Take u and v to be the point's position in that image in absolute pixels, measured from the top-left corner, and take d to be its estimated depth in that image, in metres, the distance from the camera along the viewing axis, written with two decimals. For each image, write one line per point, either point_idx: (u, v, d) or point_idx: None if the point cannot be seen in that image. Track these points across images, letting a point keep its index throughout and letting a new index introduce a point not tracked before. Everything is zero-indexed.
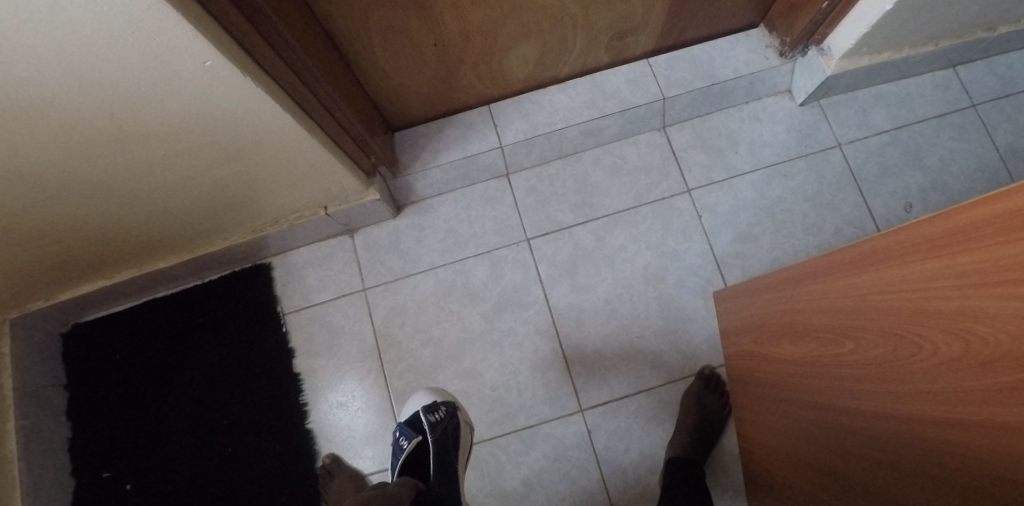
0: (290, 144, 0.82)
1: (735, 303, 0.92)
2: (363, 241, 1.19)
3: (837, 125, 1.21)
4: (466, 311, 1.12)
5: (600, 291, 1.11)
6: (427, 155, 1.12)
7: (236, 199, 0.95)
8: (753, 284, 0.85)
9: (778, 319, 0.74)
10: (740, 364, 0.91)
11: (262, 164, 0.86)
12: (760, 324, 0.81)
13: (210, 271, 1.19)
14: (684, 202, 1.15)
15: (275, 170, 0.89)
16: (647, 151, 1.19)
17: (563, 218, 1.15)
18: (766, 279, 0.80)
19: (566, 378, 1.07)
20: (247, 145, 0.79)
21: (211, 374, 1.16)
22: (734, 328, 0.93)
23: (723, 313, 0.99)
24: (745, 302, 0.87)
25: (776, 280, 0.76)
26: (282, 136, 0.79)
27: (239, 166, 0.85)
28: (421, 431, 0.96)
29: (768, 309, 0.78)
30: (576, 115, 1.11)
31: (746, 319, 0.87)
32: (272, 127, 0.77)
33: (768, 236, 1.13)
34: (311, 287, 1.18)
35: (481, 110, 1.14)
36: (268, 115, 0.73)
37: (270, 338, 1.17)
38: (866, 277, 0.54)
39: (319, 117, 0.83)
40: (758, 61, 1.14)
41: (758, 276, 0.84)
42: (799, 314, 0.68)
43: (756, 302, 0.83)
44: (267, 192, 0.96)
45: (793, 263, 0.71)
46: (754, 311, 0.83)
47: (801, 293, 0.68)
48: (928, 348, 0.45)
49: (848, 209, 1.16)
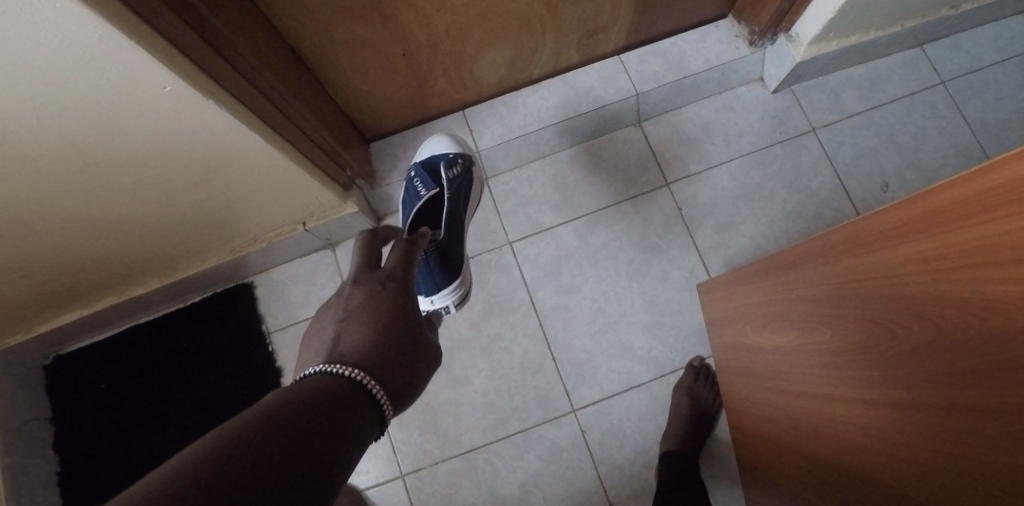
0: (262, 163, 0.81)
1: (717, 294, 0.92)
2: (345, 254, 1.17)
3: (810, 110, 1.22)
4: (452, 319, 1.11)
5: (585, 290, 1.11)
6: (404, 164, 1.11)
7: (212, 221, 0.94)
8: (734, 275, 0.85)
9: (759, 310, 0.75)
10: (726, 355, 0.91)
11: (235, 185, 0.85)
12: (742, 316, 0.81)
13: (192, 293, 1.18)
14: (663, 196, 1.15)
15: (249, 189, 0.87)
16: (624, 148, 1.19)
17: (544, 219, 1.15)
18: (747, 271, 0.80)
19: (557, 379, 1.07)
20: (217, 166, 0.78)
21: (199, 399, 1.14)
22: (718, 319, 0.93)
23: (706, 304, 0.99)
24: (727, 293, 0.87)
25: (757, 270, 0.76)
26: (253, 155, 0.78)
27: (211, 189, 0.83)
28: (440, 182, 0.96)
29: (748, 300, 0.78)
30: (551, 116, 1.11)
31: (728, 310, 0.87)
32: (240, 147, 0.75)
33: (749, 224, 1.14)
34: (296, 304, 1.17)
35: (456, 115, 1.13)
36: (236, 135, 0.72)
37: (256, 358, 1.15)
38: (843, 267, 0.54)
39: (289, 133, 0.82)
40: (728, 51, 1.15)
41: (739, 268, 0.84)
42: (779, 305, 0.68)
43: (737, 293, 0.83)
44: (243, 211, 0.95)
45: (772, 255, 0.72)
46: (736, 303, 0.84)
47: (779, 284, 0.68)
48: (902, 333, 0.45)
49: (826, 193, 1.17)
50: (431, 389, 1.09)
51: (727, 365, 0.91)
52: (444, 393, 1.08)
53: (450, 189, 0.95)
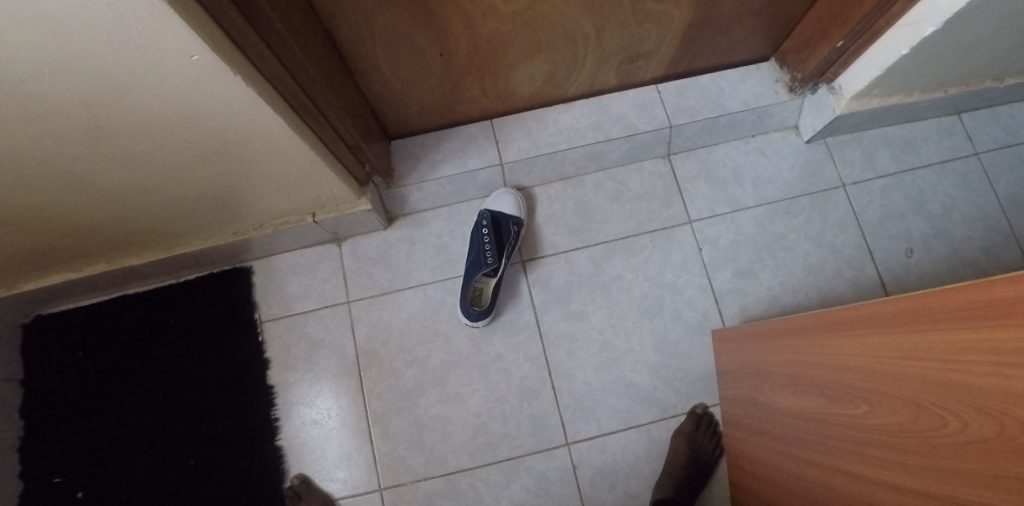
0: (281, 147, 0.78)
1: (736, 345, 0.88)
2: (350, 251, 1.13)
3: (842, 166, 1.19)
4: (453, 333, 1.07)
5: (593, 320, 1.07)
6: (424, 166, 1.07)
7: (220, 199, 0.90)
8: (757, 328, 0.82)
9: (784, 369, 0.71)
10: (738, 408, 0.86)
11: (251, 166, 0.81)
12: (764, 371, 0.77)
13: (187, 270, 1.13)
14: (684, 233, 1.12)
15: (264, 172, 0.84)
16: (650, 179, 1.16)
17: (560, 242, 1.11)
18: (772, 326, 0.77)
19: (553, 409, 1.02)
20: (234, 144, 0.74)
21: (178, 380, 1.10)
22: (734, 370, 0.89)
23: (721, 353, 0.95)
24: (749, 345, 0.83)
25: (785, 327, 0.73)
26: (273, 137, 0.75)
27: (225, 166, 0.79)
28: (501, 234, 1.07)
29: (771, 357, 0.75)
30: (581, 137, 1.08)
31: (748, 364, 0.83)
32: (261, 128, 0.72)
33: (769, 273, 1.11)
34: (292, 296, 1.12)
35: (483, 124, 1.10)
36: (257, 115, 0.68)
37: (244, 346, 1.10)
38: (892, 340, 0.50)
39: (312, 120, 0.79)
40: (767, 95, 1.13)
41: (764, 320, 0.80)
42: (810, 368, 0.64)
43: (760, 347, 0.79)
44: (254, 194, 0.91)
45: (806, 313, 0.68)
46: (757, 357, 0.80)
47: (813, 346, 0.64)
48: (956, 424, 0.41)
49: (849, 251, 1.14)
50: (422, 402, 1.04)
51: (738, 419, 0.86)
52: (434, 408, 1.04)
53: (508, 248, 1.06)
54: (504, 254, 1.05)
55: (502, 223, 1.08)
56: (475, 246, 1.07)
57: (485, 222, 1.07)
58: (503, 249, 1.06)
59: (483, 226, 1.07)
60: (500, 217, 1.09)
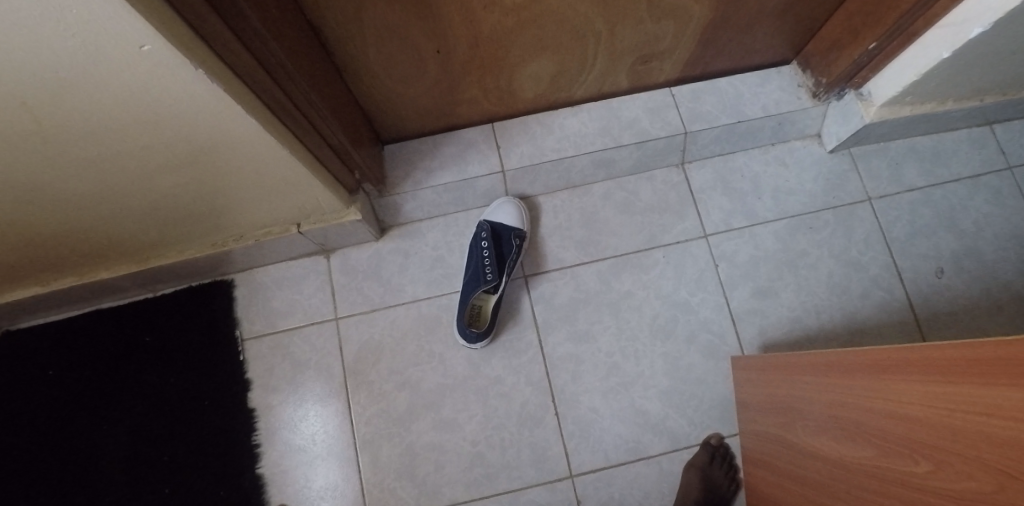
0: (258, 152, 0.70)
1: (761, 375, 0.80)
2: (339, 263, 1.05)
3: (867, 178, 1.12)
4: (449, 353, 0.99)
5: (601, 342, 0.99)
6: (420, 173, 0.99)
7: (195, 209, 0.82)
8: (785, 360, 0.73)
9: (821, 411, 0.63)
10: (764, 445, 0.78)
11: (226, 173, 0.73)
12: (795, 409, 0.69)
13: (164, 284, 1.05)
14: (700, 248, 1.04)
15: (241, 179, 0.76)
16: (662, 189, 1.08)
17: (565, 256, 1.03)
18: (805, 359, 0.69)
19: (557, 438, 0.94)
20: (206, 150, 0.66)
21: (153, 402, 1.02)
22: (759, 403, 0.81)
23: (742, 382, 0.87)
24: (776, 377, 0.75)
25: (822, 363, 0.64)
26: (248, 141, 0.67)
27: (198, 174, 0.72)
28: (502, 248, 0.99)
29: (806, 395, 0.67)
30: (589, 143, 1.00)
31: (776, 398, 0.75)
32: (233, 131, 0.64)
33: (789, 292, 1.03)
34: (277, 311, 1.04)
35: (484, 128, 1.02)
36: (227, 116, 0.60)
37: (224, 365, 1.02)
38: (955, 391, 0.42)
39: (292, 121, 0.71)
40: (789, 101, 1.05)
41: (793, 351, 0.72)
42: (856, 413, 0.56)
43: (791, 381, 0.71)
44: (233, 203, 0.83)
45: (847, 349, 0.60)
46: (788, 393, 0.72)
47: (858, 388, 0.56)
48: None
49: (875, 269, 1.07)
50: (414, 429, 0.96)
51: (764, 457, 0.78)
52: (428, 436, 0.95)
53: (510, 263, 0.98)
54: (505, 270, 0.97)
55: (503, 235, 1.00)
56: (474, 259, 0.99)
57: (485, 235, 0.99)
58: (504, 264, 0.98)
59: (482, 239, 0.99)
60: (501, 229, 1.01)
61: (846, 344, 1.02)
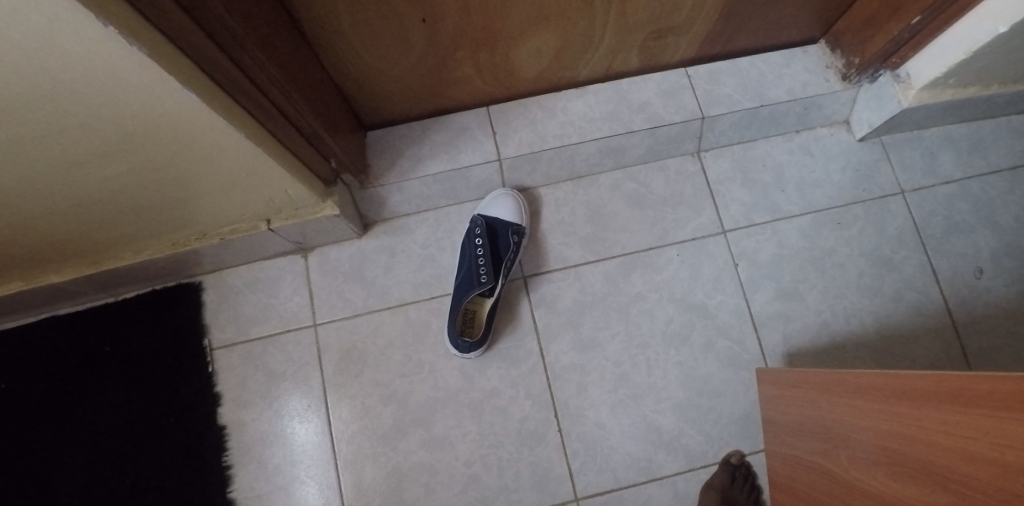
0: (209, 136, 0.59)
1: (794, 393, 0.69)
2: (317, 263, 0.95)
3: (899, 168, 1.02)
4: (440, 363, 0.89)
5: (609, 350, 0.89)
6: (406, 163, 0.89)
7: (147, 204, 0.71)
8: (823, 378, 0.62)
9: (865, 442, 0.52)
10: (793, 470, 0.67)
11: (177, 162, 0.62)
12: (834, 436, 0.58)
13: (126, 287, 0.95)
14: (717, 245, 0.94)
15: (196, 170, 0.65)
16: (676, 180, 0.97)
17: (569, 254, 0.93)
18: (846, 378, 0.57)
19: (560, 458, 0.85)
20: (145, 134, 0.56)
21: (113, 418, 0.92)
22: (790, 424, 0.69)
23: (769, 399, 0.77)
24: (813, 398, 0.64)
25: (867, 384, 0.53)
26: (194, 123, 0.56)
27: (143, 162, 0.61)
28: (498, 246, 0.89)
29: (847, 421, 0.56)
30: (595, 129, 0.90)
31: (810, 421, 0.64)
32: (173, 110, 0.52)
33: (815, 294, 0.94)
34: (249, 317, 0.94)
35: (478, 112, 0.92)
36: (160, 90, 0.49)
37: (191, 377, 0.92)
38: None
39: (250, 101, 0.60)
40: (817, 83, 0.95)
41: (833, 368, 0.61)
42: (908, 448, 0.45)
43: (830, 403, 0.60)
44: (191, 196, 0.72)
45: (903, 372, 0.48)
46: (823, 415, 0.61)
47: (913, 418, 0.45)
48: None
49: (908, 269, 0.97)
50: (402, 447, 0.87)
51: (793, 485, 0.67)
52: (416, 455, 0.86)
53: (507, 263, 0.89)
54: (502, 271, 0.88)
55: (500, 232, 0.90)
56: (467, 259, 0.89)
57: (479, 231, 0.89)
58: (500, 264, 0.89)
59: (476, 236, 0.89)
60: (497, 225, 0.91)
61: (878, 351, 0.92)
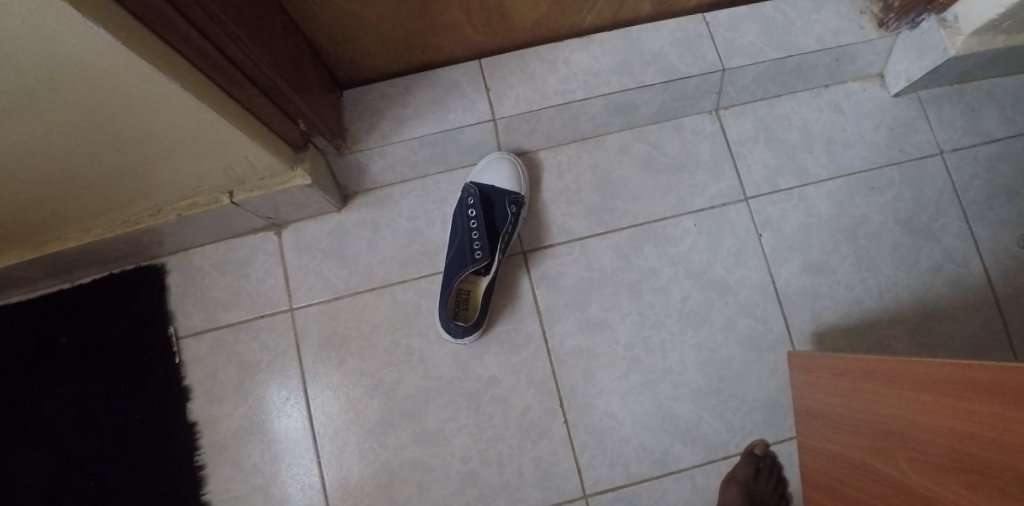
0: (140, 89, 0.48)
1: (839, 383, 0.60)
2: (292, 240, 0.85)
3: (938, 127, 0.92)
4: (431, 350, 0.81)
5: (620, 332, 0.80)
6: (388, 125, 0.78)
7: (84, 177, 0.61)
8: (877, 367, 0.52)
9: (929, 444, 0.43)
10: (834, 470, 0.58)
11: (107, 123, 0.52)
12: (891, 436, 0.49)
13: (82, 272, 0.85)
14: (738, 214, 0.85)
15: (132, 133, 0.55)
16: (693, 141, 0.87)
17: (573, 226, 0.83)
18: (907, 369, 0.48)
19: (567, 452, 0.77)
20: (59, 89, 0.45)
21: (74, 417, 0.83)
22: (832, 417, 0.60)
23: (806, 388, 0.67)
24: (864, 390, 0.55)
25: (934, 377, 0.44)
26: (117, 72, 0.44)
27: (65, 125, 0.50)
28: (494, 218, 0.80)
29: (908, 419, 0.46)
30: (602, 84, 0.79)
31: (859, 416, 0.55)
32: (86, 58, 0.41)
33: (846, 268, 0.85)
34: (219, 302, 0.84)
35: (469, 66, 0.81)
36: (58, 27, 0.37)
37: (156, 370, 0.83)
38: None
39: (188, 47, 0.48)
40: (850, 30, 0.83)
41: (889, 356, 0.51)
42: (987, 453, 0.36)
43: (886, 396, 0.51)
44: (135, 166, 0.61)
45: (975, 362, 0.38)
46: (876, 411, 0.52)
47: (990, 417, 0.36)
48: None
49: (947, 238, 0.88)
50: (391, 443, 0.78)
51: (834, 485, 0.58)
52: (408, 451, 0.78)
53: (505, 237, 0.79)
54: (499, 246, 0.78)
55: (495, 201, 0.81)
56: (459, 232, 0.80)
57: (473, 201, 0.80)
58: (497, 238, 0.80)
59: (470, 206, 0.80)
60: (493, 194, 0.81)
61: (915, 329, 0.84)
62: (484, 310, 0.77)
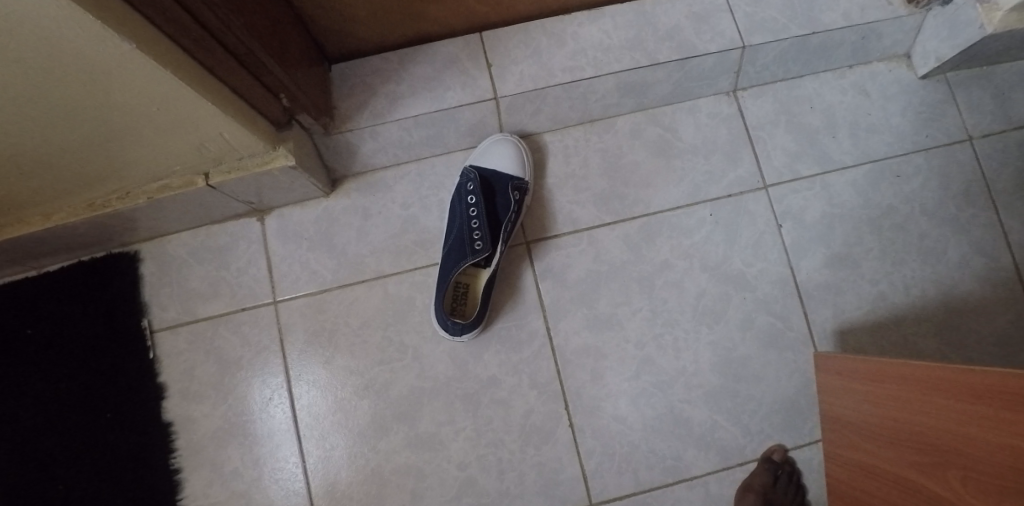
0: (102, 59, 0.41)
1: (876, 390, 0.54)
2: (276, 228, 0.79)
3: (967, 112, 0.84)
4: (426, 348, 0.75)
5: (630, 330, 0.74)
6: (380, 103, 0.72)
7: (41, 155, 0.54)
8: (922, 374, 0.47)
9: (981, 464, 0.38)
10: (868, 485, 0.53)
11: (63, 98, 0.45)
12: (936, 451, 0.43)
13: (48, 259, 0.78)
14: (757, 203, 0.79)
15: (94, 109, 0.48)
16: (708, 124, 0.81)
17: (579, 215, 0.77)
18: (958, 377, 0.42)
19: (572, 457, 0.71)
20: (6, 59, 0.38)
21: (39, 415, 0.75)
22: (866, 427, 0.55)
23: (837, 394, 0.62)
24: (905, 398, 0.49)
25: (986, 387, 0.38)
26: (75, 39, 0.38)
27: (17, 98, 0.43)
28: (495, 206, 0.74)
29: (958, 434, 0.41)
30: (613, 60, 0.73)
31: (898, 426, 0.49)
32: (39, 23, 0.35)
33: (871, 262, 0.79)
34: (197, 294, 0.78)
35: (467, 40, 0.74)
36: None
37: (129, 366, 0.76)
38: None
39: (158, 14, 0.41)
40: (877, 6, 0.76)
41: (932, 361, 0.46)
42: None
43: (931, 406, 0.45)
44: (101, 144, 0.55)
45: None
46: (920, 423, 0.46)
47: None
48: None
49: (977, 231, 0.81)
50: (382, 448, 0.73)
51: (867, 501, 0.53)
52: (401, 457, 0.72)
53: (507, 226, 0.73)
54: (501, 237, 0.72)
55: (497, 187, 0.75)
56: (458, 221, 0.74)
57: (473, 187, 0.74)
58: (498, 228, 0.74)
59: (469, 192, 0.74)
60: (495, 179, 0.75)
61: (945, 328, 0.77)
62: (485, 304, 0.71)
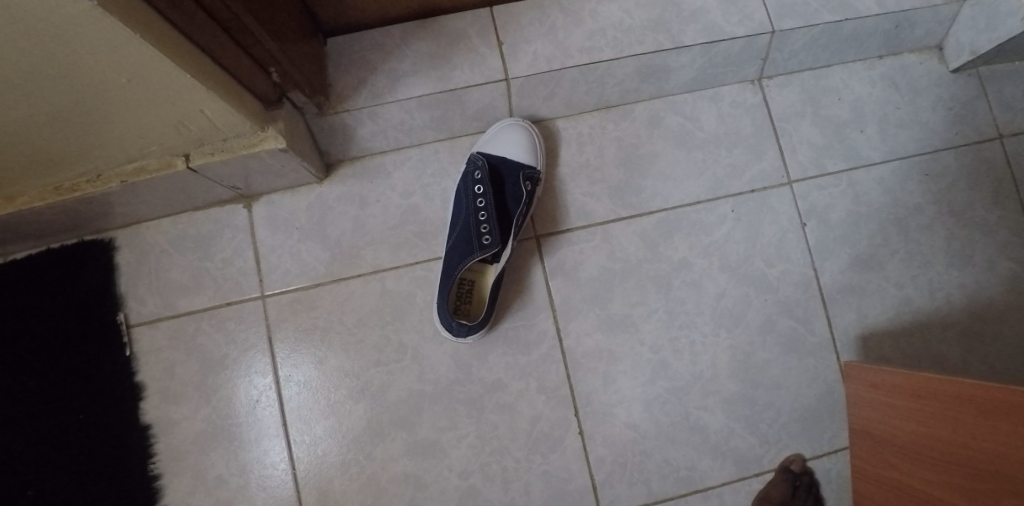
0: (59, 24, 0.34)
1: (919, 407, 0.50)
2: (266, 215, 0.73)
3: (1000, 108, 0.80)
4: (427, 348, 0.70)
5: (644, 332, 0.70)
6: (381, 81, 0.66)
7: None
8: (971, 394, 0.42)
9: None
10: None
11: (13, 70, 0.38)
12: (981, 480, 0.39)
13: (14, 246, 0.71)
14: (780, 199, 0.74)
15: (53, 82, 0.41)
16: (731, 114, 0.76)
17: (592, 208, 0.72)
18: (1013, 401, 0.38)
19: (581, 466, 0.67)
20: None
21: (4, 415, 0.69)
22: (907, 446, 0.51)
23: (875, 409, 0.58)
24: (950, 419, 0.45)
25: None
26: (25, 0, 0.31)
27: None
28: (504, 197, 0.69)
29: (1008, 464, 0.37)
30: (634, 42, 0.67)
31: (941, 448, 0.45)
32: None
33: (896, 264, 0.75)
34: (178, 286, 0.72)
35: (476, 16, 0.68)
36: None
37: (103, 364, 0.70)
38: None
39: None
40: None
41: (987, 381, 0.41)
42: None
43: (979, 431, 0.41)
44: (67, 121, 0.48)
45: None
46: (965, 447, 0.42)
47: None
48: None
49: (1006, 233, 0.77)
50: (378, 455, 0.68)
51: None
52: (398, 465, 0.67)
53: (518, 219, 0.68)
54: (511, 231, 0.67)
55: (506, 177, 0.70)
56: (464, 212, 0.68)
57: (480, 176, 0.68)
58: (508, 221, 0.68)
59: (477, 182, 0.68)
60: (504, 168, 0.70)
61: (970, 336, 0.73)
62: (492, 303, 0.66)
